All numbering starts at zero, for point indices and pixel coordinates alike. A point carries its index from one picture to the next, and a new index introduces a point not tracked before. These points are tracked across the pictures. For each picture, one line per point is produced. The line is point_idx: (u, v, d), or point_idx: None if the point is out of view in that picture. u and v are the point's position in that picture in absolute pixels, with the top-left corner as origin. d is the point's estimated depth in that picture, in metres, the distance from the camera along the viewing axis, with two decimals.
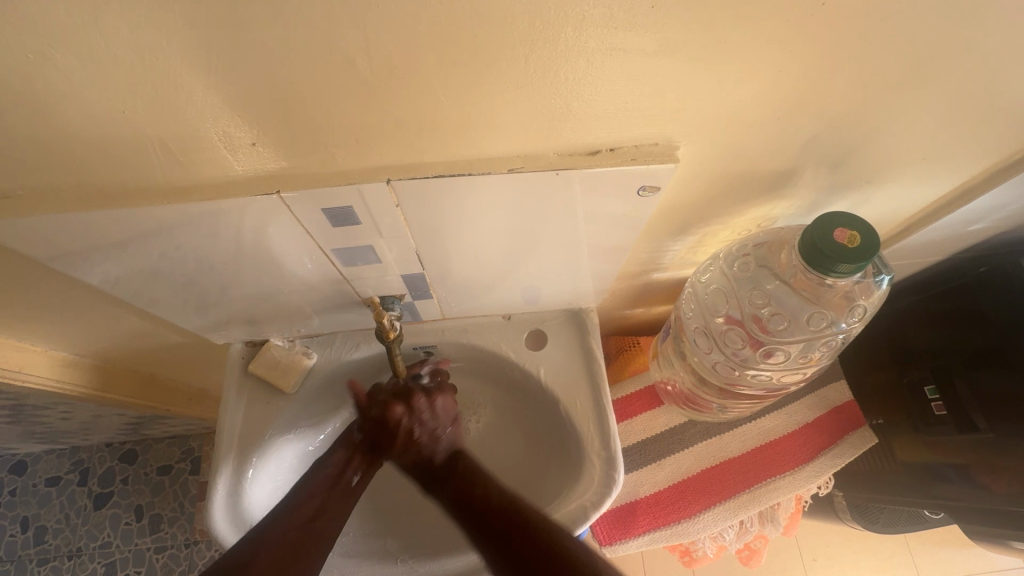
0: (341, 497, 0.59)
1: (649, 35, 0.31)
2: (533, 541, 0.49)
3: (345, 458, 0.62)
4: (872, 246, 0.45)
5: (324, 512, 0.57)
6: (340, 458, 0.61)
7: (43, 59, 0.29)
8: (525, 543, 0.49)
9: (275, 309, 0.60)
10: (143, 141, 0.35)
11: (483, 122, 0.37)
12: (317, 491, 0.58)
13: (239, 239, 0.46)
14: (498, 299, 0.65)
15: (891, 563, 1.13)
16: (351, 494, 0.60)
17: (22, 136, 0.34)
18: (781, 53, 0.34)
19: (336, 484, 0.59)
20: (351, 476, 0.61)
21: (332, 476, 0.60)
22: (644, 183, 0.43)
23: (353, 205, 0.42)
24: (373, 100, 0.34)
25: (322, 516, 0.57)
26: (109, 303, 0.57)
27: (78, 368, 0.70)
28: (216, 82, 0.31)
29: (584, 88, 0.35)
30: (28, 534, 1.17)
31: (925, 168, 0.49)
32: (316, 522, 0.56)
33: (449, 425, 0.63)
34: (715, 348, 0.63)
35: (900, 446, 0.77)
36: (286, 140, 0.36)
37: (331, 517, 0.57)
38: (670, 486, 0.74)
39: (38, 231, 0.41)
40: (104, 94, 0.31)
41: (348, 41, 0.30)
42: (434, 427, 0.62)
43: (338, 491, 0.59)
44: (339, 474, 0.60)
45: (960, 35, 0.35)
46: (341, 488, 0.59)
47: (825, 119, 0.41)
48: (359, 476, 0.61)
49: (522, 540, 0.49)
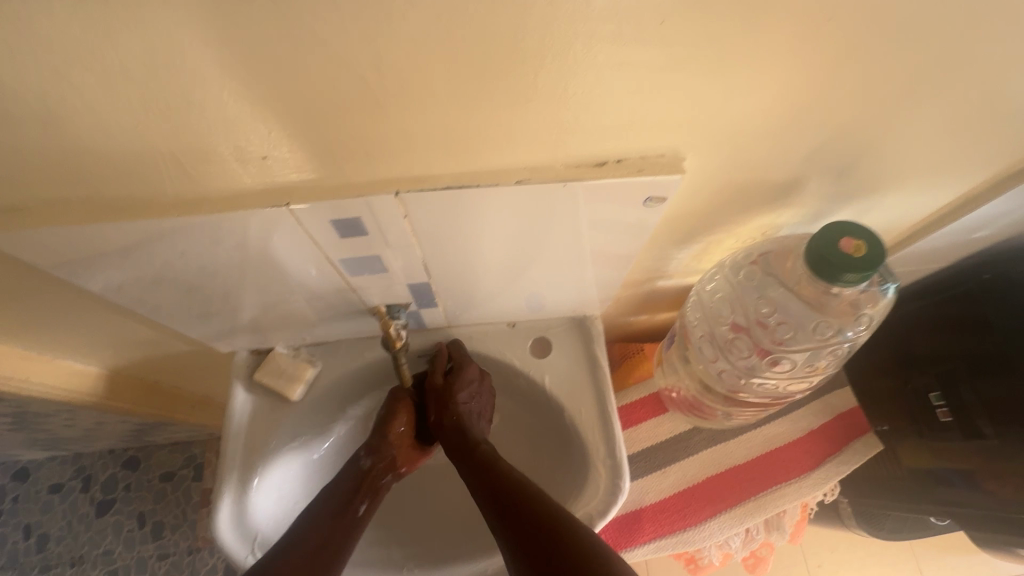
0: (348, 527, 0.57)
1: (658, 50, 0.32)
2: (546, 532, 0.46)
3: (353, 484, 0.60)
4: (879, 255, 0.45)
5: (332, 542, 0.55)
6: (346, 486, 0.60)
7: (57, 75, 0.29)
8: (537, 532, 0.47)
9: (280, 318, 0.60)
10: (154, 154, 0.35)
11: (491, 135, 0.37)
12: (322, 520, 0.56)
13: (246, 249, 0.46)
14: (503, 308, 0.65)
15: (895, 570, 1.12)
16: (358, 523, 0.58)
17: (35, 149, 0.34)
18: (788, 65, 0.34)
19: (341, 515, 0.57)
20: (357, 505, 0.59)
21: (339, 504, 0.58)
22: (650, 195, 0.44)
23: (361, 216, 0.42)
24: (383, 113, 0.34)
25: (329, 545, 0.54)
26: (116, 311, 0.58)
27: (83, 376, 0.70)
28: (228, 97, 0.32)
29: (592, 101, 0.35)
30: (30, 541, 1.17)
31: (931, 177, 0.50)
32: (322, 551, 0.53)
33: (485, 419, 0.65)
34: (721, 356, 0.63)
35: (906, 453, 0.77)
36: (297, 152, 0.36)
37: (338, 548, 0.55)
38: (675, 494, 0.73)
39: (47, 242, 0.41)
40: (117, 109, 0.31)
41: (361, 57, 0.30)
42: (478, 408, 0.64)
43: (346, 519, 0.57)
44: (347, 501, 0.58)
45: (963, 48, 0.35)
46: (347, 518, 0.57)
47: (830, 130, 0.41)
48: (365, 504, 0.60)
49: (535, 529, 0.47)
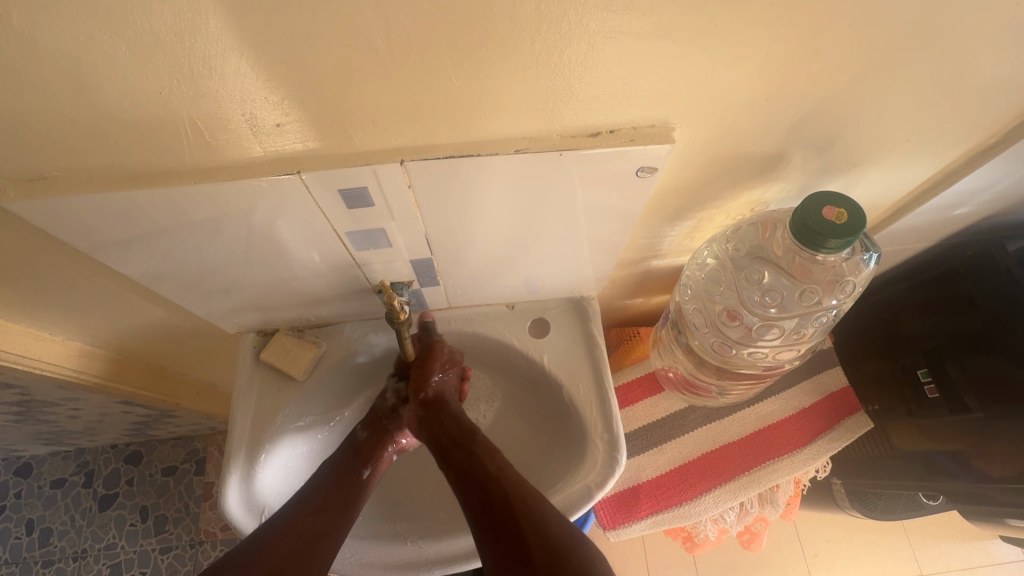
0: (354, 490, 0.60)
1: (645, 19, 0.34)
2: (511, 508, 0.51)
3: (353, 452, 0.63)
4: (860, 221, 0.48)
5: (336, 505, 0.58)
6: (346, 455, 0.63)
7: (90, 41, 0.31)
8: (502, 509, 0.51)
9: (286, 297, 0.62)
10: (176, 121, 0.37)
11: (491, 103, 0.39)
12: (326, 485, 0.60)
13: (255, 224, 0.48)
14: (502, 289, 0.67)
15: (891, 557, 1.13)
16: (361, 486, 0.61)
17: (63, 116, 0.36)
18: (769, 35, 0.37)
19: (345, 477, 0.61)
20: (361, 469, 0.62)
21: (342, 469, 0.61)
22: (641, 165, 0.46)
23: (367, 186, 0.44)
24: (390, 81, 0.36)
25: (335, 505, 0.58)
26: (129, 289, 0.59)
27: (92, 358, 0.72)
28: (246, 64, 0.34)
29: (586, 69, 0.37)
30: (33, 536, 1.18)
31: (910, 151, 0.52)
32: (327, 512, 0.57)
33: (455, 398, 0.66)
34: (712, 329, 0.65)
35: (898, 434, 0.80)
36: (309, 121, 0.39)
37: (345, 509, 0.59)
38: (671, 470, 0.76)
39: (68, 212, 0.43)
40: (144, 76, 0.34)
41: (370, 23, 0.32)
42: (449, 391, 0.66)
43: (350, 483, 0.61)
44: (349, 466, 0.62)
45: (935, 19, 0.37)
46: (352, 480, 0.61)
47: (812, 102, 0.44)
48: (369, 469, 0.63)
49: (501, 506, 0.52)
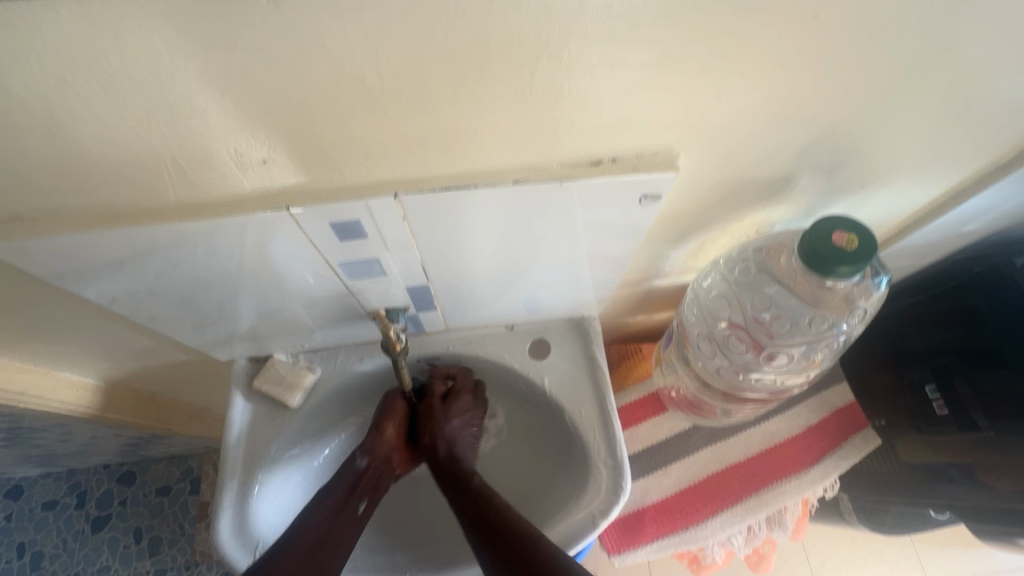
0: (346, 528, 0.57)
1: (648, 48, 0.33)
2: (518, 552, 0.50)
3: (351, 483, 0.60)
4: (869, 249, 0.46)
5: (328, 544, 0.55)
6: (346, 485, 0.60)
7: (62, 83, 0.30)
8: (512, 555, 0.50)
9: (281, 324, 0.60)
10: (158, 160, 0.35)
11: (487, 136, 0.37)
12: (318, 521, 0.56)
13: (243, 256, 0.46)
14: (502, 311, 0.65)
15: (899, 568, 1.12)
16: (355, 523, 0.58)
17: (37, 156, 0.34)
18: (775, 62, 0.35)
19: (340, 513, 0.57)
20: (356, 504, 0.59)
21: (337, 504, 0.58)
22: (645, 193, 0.44)
23: (361, 218, 0.42)
24: (381, 116, 0.34)
25: (327, 546, 0.55)
26: (114, 321, 0.57)
27: (77, 387, 0.70)
28: (229, 103, 0.32)
29: (585, 100, 0.36)
30: (23, 560, 1.15)
31: (918, 172, 0.51)
32: (321, 553, 0.54)
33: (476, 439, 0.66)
34: (719, 353, 0.63)
35: (903, 449, 0.76)
36: (296, 157, 0.37)
37: (335, 549, 0.55)
38: (676, 493, 0.74)
39: (47, 251, 0.41)
40: (120, 116, 0.32)
41: (358, 59, 0.30)
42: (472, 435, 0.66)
43: (345, 520, 0.57)
44: (345, 500, 0.58)
45: (944, 45, 0.36)
46: (346, 516, 0.57)
47: (820, 127, 0.42)
48: (365, 503, 0.60)
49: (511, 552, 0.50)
